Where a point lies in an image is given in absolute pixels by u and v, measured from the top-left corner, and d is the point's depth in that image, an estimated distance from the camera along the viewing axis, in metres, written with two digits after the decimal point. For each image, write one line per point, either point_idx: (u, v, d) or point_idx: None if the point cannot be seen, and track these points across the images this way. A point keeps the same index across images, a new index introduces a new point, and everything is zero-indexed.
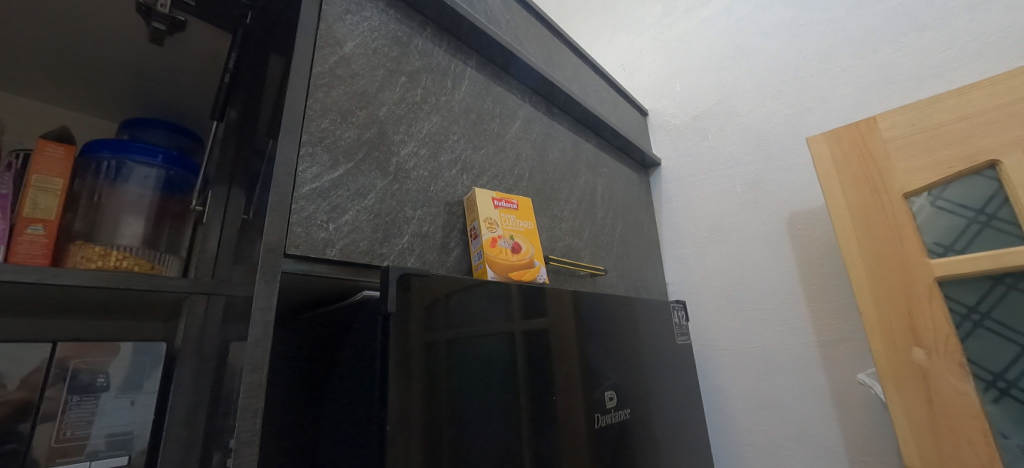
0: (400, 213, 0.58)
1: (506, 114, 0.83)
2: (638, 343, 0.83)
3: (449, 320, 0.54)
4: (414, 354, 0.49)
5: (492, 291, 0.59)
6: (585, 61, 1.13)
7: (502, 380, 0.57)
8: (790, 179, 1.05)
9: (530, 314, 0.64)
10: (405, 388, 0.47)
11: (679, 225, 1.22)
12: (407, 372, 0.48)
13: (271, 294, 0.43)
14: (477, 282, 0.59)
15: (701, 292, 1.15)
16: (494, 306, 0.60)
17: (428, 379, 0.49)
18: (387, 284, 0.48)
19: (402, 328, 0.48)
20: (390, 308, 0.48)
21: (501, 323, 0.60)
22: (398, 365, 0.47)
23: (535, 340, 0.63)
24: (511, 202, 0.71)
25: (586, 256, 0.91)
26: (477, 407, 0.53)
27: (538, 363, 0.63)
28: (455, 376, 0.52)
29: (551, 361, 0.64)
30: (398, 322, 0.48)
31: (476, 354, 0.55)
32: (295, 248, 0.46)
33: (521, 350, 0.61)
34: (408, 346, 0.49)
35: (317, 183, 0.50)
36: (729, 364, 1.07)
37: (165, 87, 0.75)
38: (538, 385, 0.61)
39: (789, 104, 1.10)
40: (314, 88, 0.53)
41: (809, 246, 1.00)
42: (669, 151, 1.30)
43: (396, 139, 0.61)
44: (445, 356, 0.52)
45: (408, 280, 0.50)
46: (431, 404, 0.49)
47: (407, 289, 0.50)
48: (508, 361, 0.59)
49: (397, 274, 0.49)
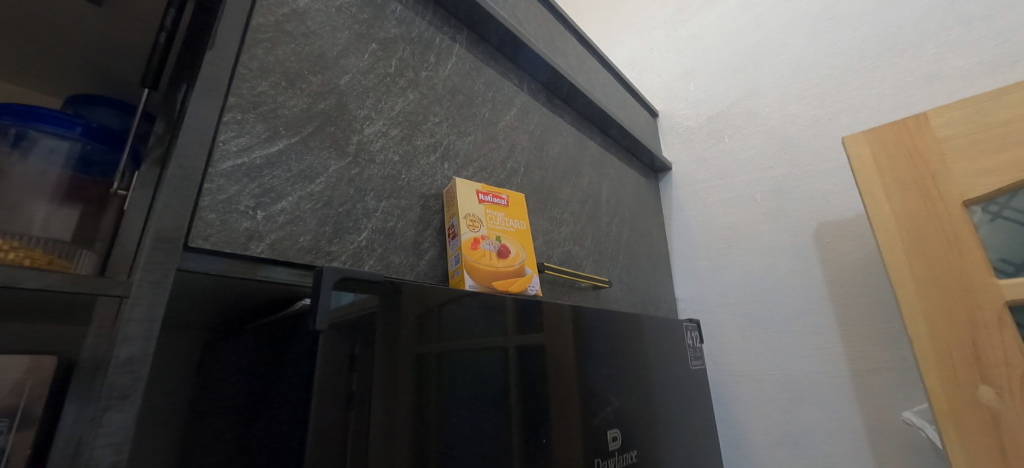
0: (359, 204, 0.47)
1: (499, 100, 0.72)
2: (647, 370, 0.71)
3: (439, 331, 0.43)
4: (400, 370, 0.39)
5: (481, 300, 0.48)
6: (592, 52, 1.03)
7: (490, 415, 0.46)
8: (818, 186, 0.94)
9: (527, 328, 0.53)
10: (348, 435, 0.35)
11: (692, 235, 1.11)
12: (354, 416, 0.35)
13: (155, 302, 0.32)
14: (459, 292, 0.47)
15: (715, 310, 1.03)
16: (488, 317, 0.49)
17: (417, 402, 0.40)
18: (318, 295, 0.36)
19: (345, 351, 0.37)
20: (322, 326, 0.36)
21: (495, 337, 0.49)
22: (336, 400, 0.35)
23: (533, 361, 0.52)
24: (500, 197, 0.59)
25: (588, 266, 0.80)
26: (467, 443, 0.42)
27: (532, 395, 0.51)
28: (423, 416, 0.40)
29: (547, 391, 0.52)
30: (334, 343, 0.36)
31: (456, 384, 0.43)
32: (205, 242, 0.35)
33: (512, 379, 0.49)
34: (354, 378, 0.36)
35: (242, 159, 0.39)
36: (747, 392, 0.94)
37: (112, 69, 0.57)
38: (531, 424, 0.49)
39: (816, 104, 0.99)
40: (251, 42, 0.42)
41: (839, 261, 0.88)
42: (681, 155, 1.19)
43: (358, 114, 0.50)
44: (412, 389, 0.40)
45: (354, 287, 0.38)
46: (416, 438, 0.39)
47: (357, 300, 0.38)
48: (495, 394, 0.47)
49: (333, 283, 0.36)
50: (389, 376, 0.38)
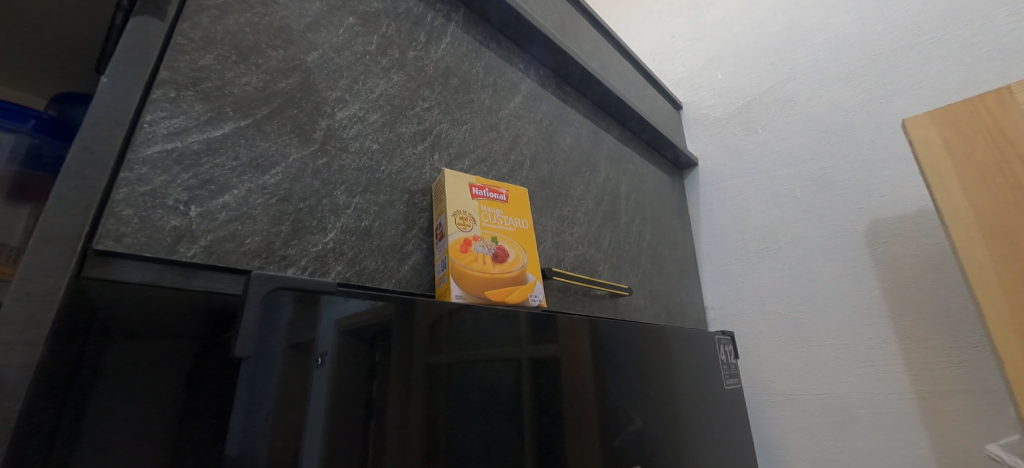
0: (327, 199, 0.39)
1: (502, 85, 0.64)
2: (677, 390, 0.62)
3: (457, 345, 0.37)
4: (415, 384, 0.34)
5: (495, 313, 0.41)
6: (608, 37, 0.94)
7: (509, 445, 0.39)
8: (869, 179, 0.83)
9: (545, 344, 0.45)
10: (364, 451, 0.31)
11: (723, 236, 1.00)
12: (369, 429, 0.31)
13: (34, 320, 0.25)
14: (462, 305, 0.39)
15: (752, 319, 0.92)
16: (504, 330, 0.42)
17: (430, 423, 0.34)
18: (317, 309, 0.31)
19: (334, 367, 0.31)
20: (279, 350, 0.29)
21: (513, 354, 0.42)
22: (350, 414, 0.31)
23: (553, 382, 0.44)
24: (498, 191, 0.51)
25: (605, 271, 0.71)
26: None
27: (552, 425, 0.43)
28: (430, 433, 0.34)
29: (565, 422, 0.44)
30: (343, 355, 0.31)
31: (468, 398, 0.37)
32: (116, 244, 0.28)
33: (525, 396, 0.41)
34: (374, 385, 0.32)
35: (173, 143, 0.32)
36: (788, 413, 0.83)
37: (71, 62, 0.51)
38: (547, 456, 0.41)
39: (864, 86, 0.88)
40: (193, 9, 0.35)
41: (897, 264, 0.77)
42: (709, 149, 1.08)
43: (329, 95, 0.42)
44: (419, 402, 0.34)
45: (298, 299, 0.30)
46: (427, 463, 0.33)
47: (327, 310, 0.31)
48: (508, 411, 0.40)
49: (262, 297, 0.28)
50: (393, 387, 0.33)
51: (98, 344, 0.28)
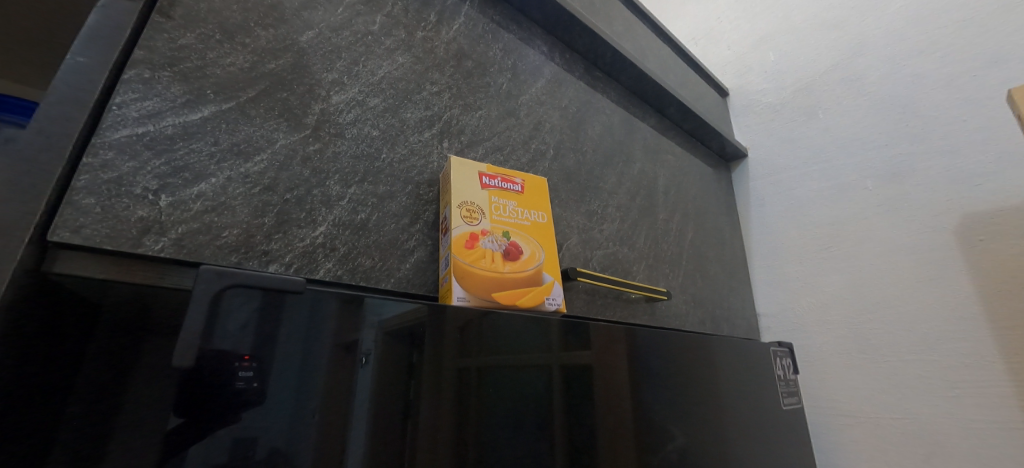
0: (319, 189, 0.36)
1: (522, 69, 0.59)
2: (727, 407, 0.54)
3: (494, 348, 0.33)
4: (445, 391, 0.30)
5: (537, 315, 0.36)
6: (643, 18, 0.87)
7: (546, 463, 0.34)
8: (958, 166, 0.71)
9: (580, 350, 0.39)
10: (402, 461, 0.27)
11: (778, 234, 0.90)
12: (407, 440, 0.27)
13: None
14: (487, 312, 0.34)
15: (813, 329, 0.81)
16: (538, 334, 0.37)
17: (458, 436, 0.30)
18: (363, 309, 0.28)
19: (330, 372, 0.26)
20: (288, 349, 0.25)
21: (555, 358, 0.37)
22: (387, 421, 0.27)
23: (586, 392, 0.38)
24: (513, 181, 0.45)
25: (640, 272, 0.64)
26: None
27: (584, 446, 0.37)
28: (458, 447, 0.29)
29: (597, 444, 0.38)
30: (389, 356, 0.28)
31: (501, 407, 0.32)
32: (75, 235, 0.25)
33: (557, 410, 0.36)
34: (413, 391, 0.28)
35: (144, 127, 0.29)
36: (862, 438, 0.71)
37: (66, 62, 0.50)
38: None
39: (949, 59, 0.76)
40: None
41: (999, 265, 0.65)
42: (761, 137, 0.98)
43: (324, 77, 0.39)
44: (449, 411, 0.30)
45: (259, 299, 0.25)
46: None
47: (349, 311, 0.28)
48: (541, 422, 0.35)
49: (210, 298, 0.24)
50: (424, 394, 0.29)
51: (99, 349, 0.24)
